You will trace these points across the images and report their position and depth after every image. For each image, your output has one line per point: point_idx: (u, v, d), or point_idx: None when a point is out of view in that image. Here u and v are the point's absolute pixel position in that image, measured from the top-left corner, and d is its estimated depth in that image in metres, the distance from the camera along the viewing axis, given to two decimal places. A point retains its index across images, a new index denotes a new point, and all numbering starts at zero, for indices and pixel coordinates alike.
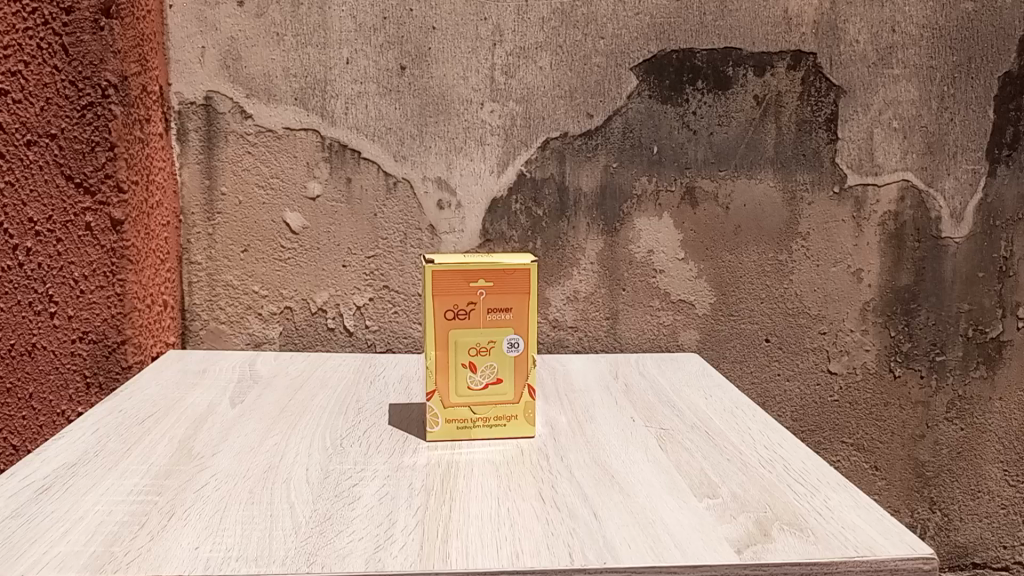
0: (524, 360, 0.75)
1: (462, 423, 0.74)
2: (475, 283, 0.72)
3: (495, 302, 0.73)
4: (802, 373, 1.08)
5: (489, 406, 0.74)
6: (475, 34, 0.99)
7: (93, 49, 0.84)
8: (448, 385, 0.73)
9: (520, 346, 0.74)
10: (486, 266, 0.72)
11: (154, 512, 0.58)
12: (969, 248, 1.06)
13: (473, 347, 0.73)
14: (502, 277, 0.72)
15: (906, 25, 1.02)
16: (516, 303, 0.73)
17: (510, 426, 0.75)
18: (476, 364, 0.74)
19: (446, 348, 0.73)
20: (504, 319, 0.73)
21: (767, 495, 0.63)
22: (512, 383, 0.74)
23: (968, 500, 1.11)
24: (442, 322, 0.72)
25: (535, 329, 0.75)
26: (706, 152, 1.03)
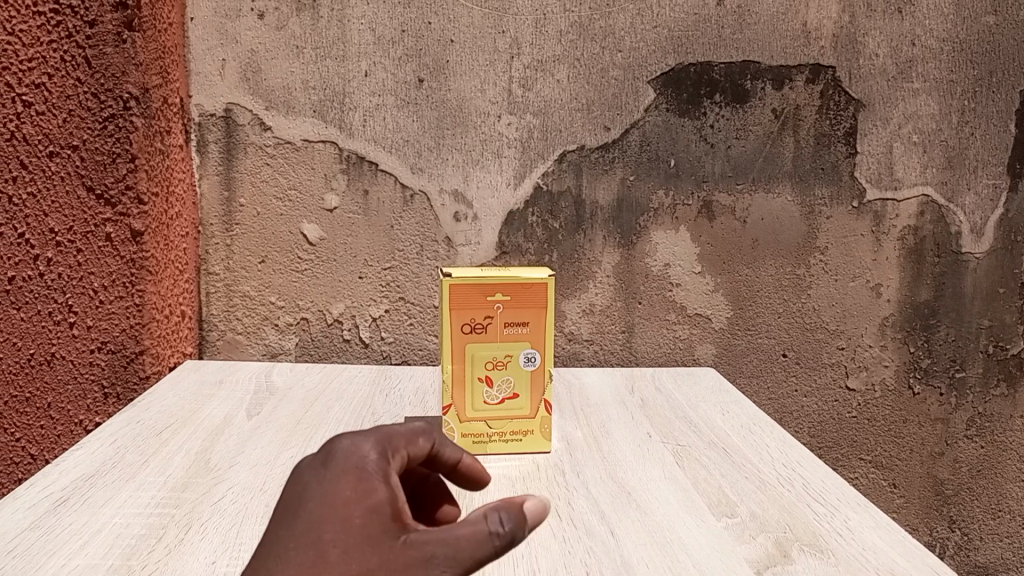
0: (541, 374, 0.75)
1: (478, 437, 0.74)
2: (492, 297, 0.72)
3: (511, 316, 0.73)
4: (820, 389, 1.07)
5: (505, 421, 0.74)
6: (493, 47, 0.99)
7: (115, 62, 0.85)
8: (464, 399, 0.73)
9: (537, 361, 0.74)
10: (504, 280, 0.72)
11: (171, 525, 0.58)
12: (989, 264, 1.05)
13: (489, 361, 0.73)
14: (519, 291, 0.72)
15: (926, 39, 1.01)
16: (533, 318, 0.73)
17: (526, 441, 0.74)
18: (492, 378, 0.73)
19: (463, 361, 0.73)
20: (521, 333, 0.73)
21: (787, 514, 0.63)
22: (528, 398, 0.74)
23: (988, 520, 1.10)
24: (459, 336, 0.72)
25: (552, 344, 0.74)
26: (723, 166, 1.02)
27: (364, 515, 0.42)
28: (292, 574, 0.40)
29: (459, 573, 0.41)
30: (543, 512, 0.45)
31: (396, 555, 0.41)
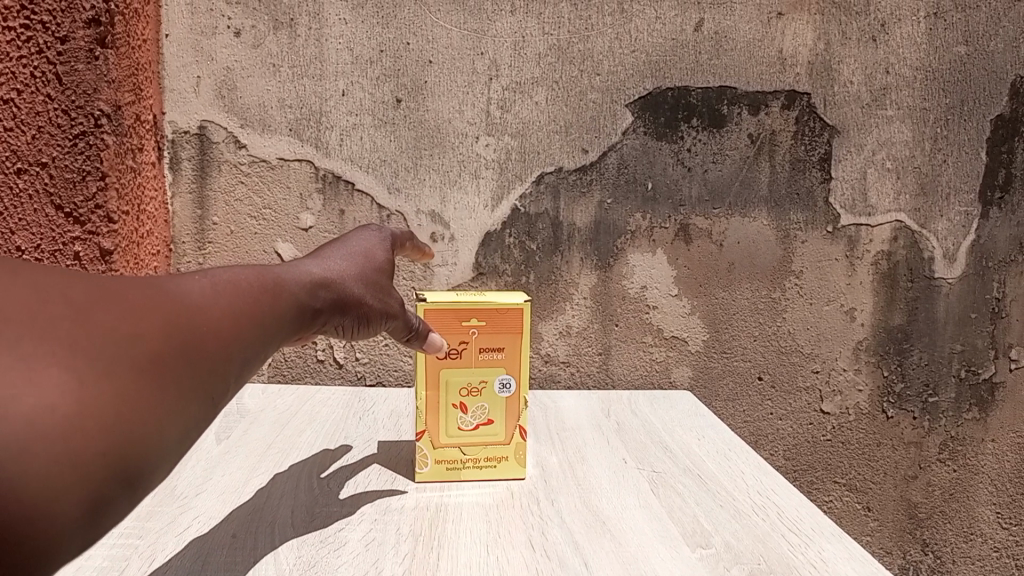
0: (516, 401, 0.74)
1: (452, 464, 0.73)
2: (467, 322, 0.71)
3: (487, 341, 0.72)
4: (795, 412, 1.08)
5: (480, 447, 0.73)
6: (471, 69, 0.99)
7: (87, 79, 0.84)
8: (438, 425, 0.72)
9: (512, 387, 0.74)
10: (479, 305, 0.71)
11: (133, 557, 0.57)
12: (961, 289, 1.06)
13: (464, 387, 0.72)
14: (494, 316, 0.72)
15: (900, 67, 1.03)
16: (509, 343, 0.73)
17: (500, 468, 0.74)
18: (467, 405, 0.73)
19: (437, 387, 0.72)
20: (496, 359, 0.73)
21: (761, 545, 0.62)
22: (503, 424, 0.74)
23: (960, 543, 1.10)
24: (433, 362, 0.72)
25: (527, 369, 0.74)
26: (700, 189, 1.03)
27: (383, 260, 0.68)
28: (345, 258, 0.64)
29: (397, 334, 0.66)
30: (442, 345, 0.70)
31: (389, 290, 0.66)
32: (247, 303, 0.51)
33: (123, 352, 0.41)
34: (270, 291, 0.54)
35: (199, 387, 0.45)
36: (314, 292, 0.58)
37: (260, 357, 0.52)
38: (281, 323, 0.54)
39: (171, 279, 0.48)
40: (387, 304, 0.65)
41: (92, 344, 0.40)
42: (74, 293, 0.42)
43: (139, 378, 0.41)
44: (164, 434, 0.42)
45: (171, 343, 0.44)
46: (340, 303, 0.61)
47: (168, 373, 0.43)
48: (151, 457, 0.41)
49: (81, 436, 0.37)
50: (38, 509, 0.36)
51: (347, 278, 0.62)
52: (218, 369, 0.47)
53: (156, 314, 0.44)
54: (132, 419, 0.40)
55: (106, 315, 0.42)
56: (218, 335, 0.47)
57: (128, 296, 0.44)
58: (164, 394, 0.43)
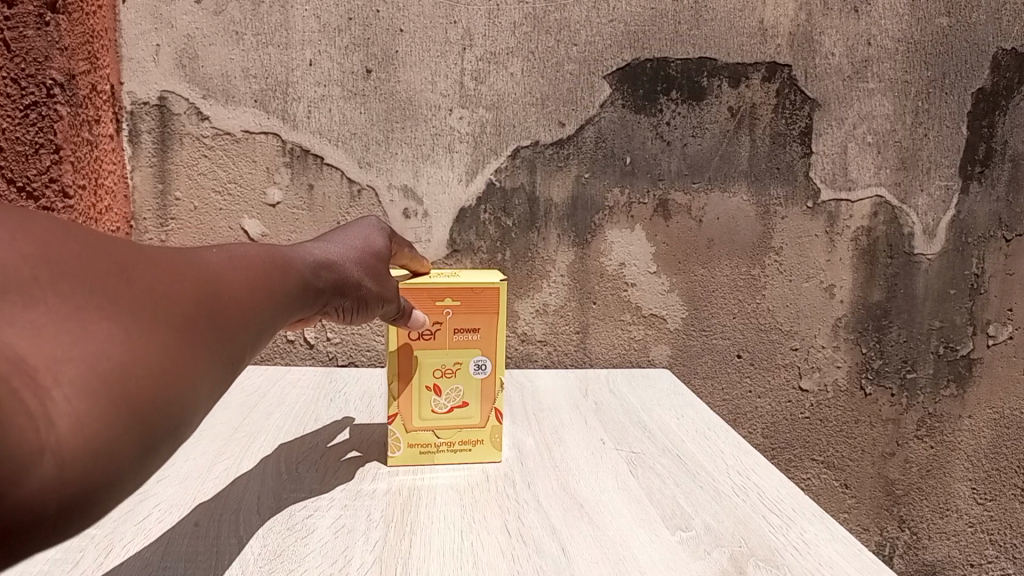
0: (492, 382, 0.72)
1: (425, 448, 0.71)
2: (441, 302, 0.69)
3: (461, 321, 0.70)
4: (774, 390, 1.07)
5: (454, 431, 0.71)
6: (444, 38, 0.95)
7: (37, 46, 0.79)
8: (411, 409, 0.70)
9: (487, 368, 0.72)
10: (453, 284, 0.69)
11: (89, 548, 0.55)
12: (941, 265, 1.05)
13: (438, 369, 0.70)
14: (469, 295, 0.70)
15: (882, 39, 1.01)
16: (484, 324, 0.71)
17: (475, 451, 0.72)
18: (441, 387, 0.71)
19: (409, 368, 0.70)
20: (471, 339, 0.71)
21: (742, 527, 0.61)
22: (478, 407, 0.72)
23: (936, 518, 1.11)
24: (405, 342, 0.69)
25: (503, 350, 0.72)
26: (679, 163, 1.01)
27: (382, 250, 0.67)
28: (345, 244, 0.63)
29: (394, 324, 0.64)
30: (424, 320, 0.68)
31: (386, 275, 0.65)
32: (261, 275, 0.49)
33: (164, 308, 0.39)
34: (278, 267, 0.52)
35: (229, 354, 0.43)
36: (318, 269, 0.57)
37: (273, 329, 0.50)
38: (290, 297, 0.52)
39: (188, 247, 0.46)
40: (384, 285, 0.64)
41: (136, 297, 0.38)
42: (111, 246, 0.39)
43: (182, 335, 0.39)
44: (200, 397, 0.40)
45: (205, 305, 0.42)
46: (340, 283, 0.59)
47: (205, 334, 0.41)
48: (189, 418, 0.39)
49: (135, 386, 0.35)
50: (101, 455, 0.33)
51: (347, 262, 0.61)
52: (245, 337, 0.45)
53: (186, 276, 0.42)
54: (179, 377, 0.38)
55: (144, 271, 0.39)
56: (239, 303, 0.45)
57: (158, 257, 0.42)
58: (203, 353, 0.40)
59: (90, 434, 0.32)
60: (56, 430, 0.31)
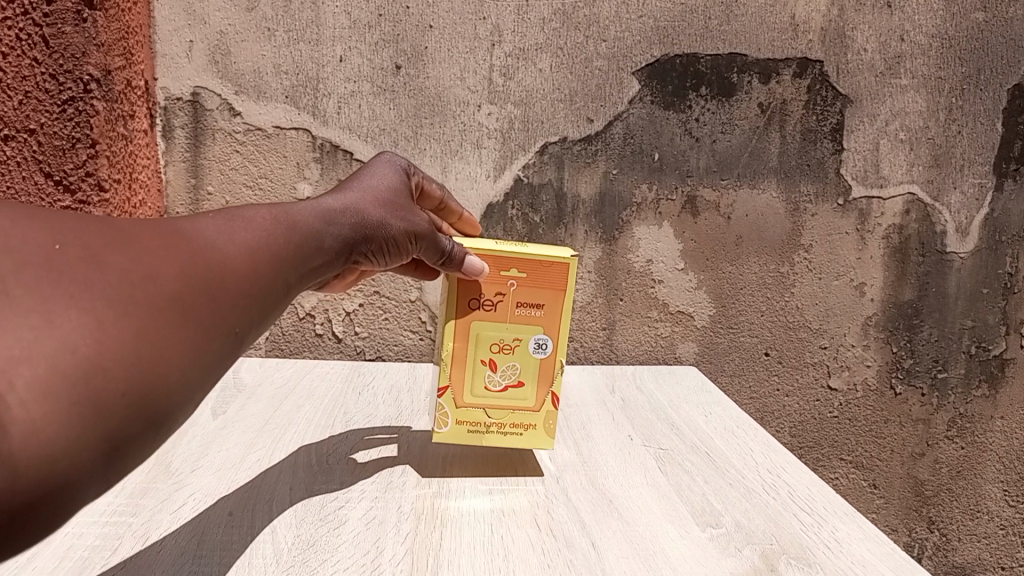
0: (551, 364, 0.71)
1: (475, 426, 0.70)
2: (506, 272, 0.69)
3: (524, 296, 0.69)
4: (802, 389, 1.06)
5: (507, 412, 0.71)
6: (473, 34, 0.96)
7: (75, 42, 0.81)
8: (464, 383, 0.70)
9: (547, 348, 0.71)
10: (520, 255, 0.68)
11: (127, 535, 0.56)
12: (973, 264, 1.04)
13: (495, 344, 0.70)
14: (535, 269, 0.69)
15: (915, 35, 0.99)
16: (548, 300, 0.70)
17: (527, 435, 0.71)
18: (497, 363, 0.70)
19: (466, 341, 0.70)
20: (533, 316, 0.70)
21: (773, 525, 0.61)
22: (533, 389, 0.71)
23: (967, 520, 1.09)
24: (464, 312, 0.69)
25: (566, 331, 0.71)
26: (708, 160, 1.00)
27: (400, 187, 0.66)
28: (362, 189, 0.63)
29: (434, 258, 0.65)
30: (480, 265, 0.66)
31: (413, 211, 0.65)
32: (263, 242, 0.50)
33: (143, 291, 0.40)
34: (285, 229, 0.52)
35: (223, 325, 0.44)
36: (333, 223, 0.58)
37: (285, 296, 0.51)
38: (302, 262, 0.53)
39: (189, 219, 0.48)
40: (412, 224, 0.64)
41: (111, 285, 0.39)
42: (92, 236, 0.41)
43: (163, 317, 0.41)
44: (191, 373, 0.42)
45: (191, 280, 0.43)
46: (365, 231, 0.60)
47: (192, 313, 0.42)
48: (176, 399, 0.41)
49: (103, 379, 0.37)
50: (66, 451, 0.35)
51: (364, 206, 0.61)
52: (244, 305, 0.46)
53: (175, 254, 0.43)
54: (157, 361, 0.40)
55: (125, 256, 0.41)
56: (238, 275, 0.46)
57: (146, 237, 0.43)
58: (191, 333, 0.42)
59: (50, 433, 0.35)
60: (11, 435, 0.33)
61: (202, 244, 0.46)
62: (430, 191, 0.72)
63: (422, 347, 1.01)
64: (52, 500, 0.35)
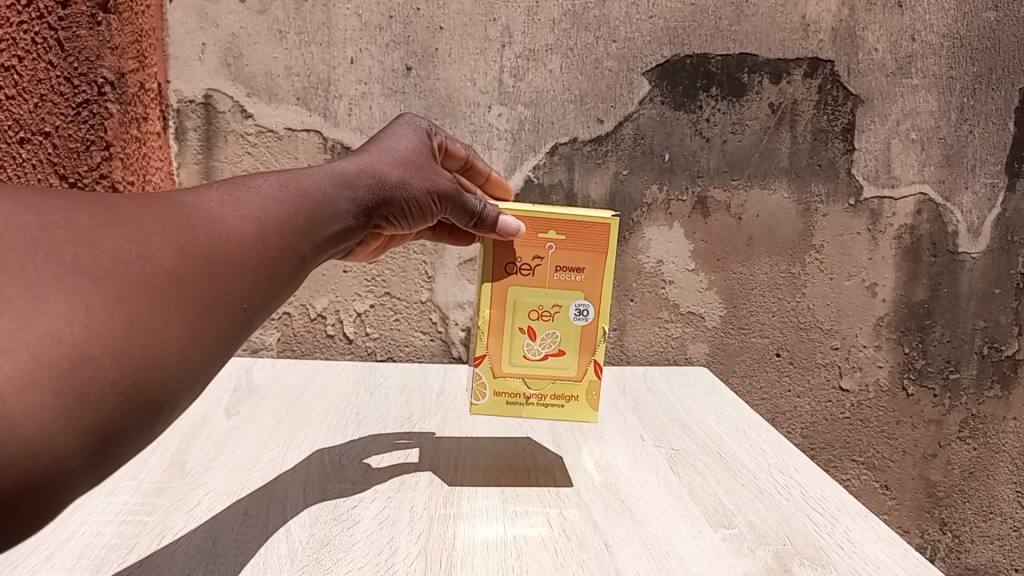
0: (592, 331, 0.71)
1: (513, 396, 0.72)
2: (544, 235, 0.70)
3: (564, 261, 0.70)
4: (813, 390, 1.06)
5: (546, 382, 0.72)
6: (484, 35, 0.96)
7: (89, 45, 0.81)
8: (502, 353, 0.71)
9: (588, 315, 0.71)
10: (558, 217, 0.69)
11: (144, 534, 0.56)
12: (985, 264, 1.03)
13: (535, 311, 0.71)
14: (574, 231, 0.69)
15: (927, 34, 0.99)
16: (589, 264, 0.70)
17: (569, 406, 0.72)
18: (536, 331, 0.71)
19: (504, 308, 0.71)
20: (574, 280, 0.70)
21: (785, 524, 0.61)
22: (574, 357, 0.71)
23: (979, 522, 1.09)
24: (502, 279, 0.70)
25: (608, 297, 0.71)
26: (719, 160, 1.00)
27: (420, 149, 0.68)
28: (383, 152, 0.65)
29: (464, 219, 0.68)
30: (516, 224, 0.67)
31: (436, 173, 0.67)
32: (266, 217, 0.50)
33: (137, 276, 0.41)
34: (291, 203, 0.53)
35: (224, 303, 0.45)
36: (349, 190, 0.59)
37: (292, 278, 0.51)
38: (309, 241, 0.53)
39: (192, 193, 0.48)
40: (435, 187, 0.66)
41: (102, 270, 0.40)
42: (86, 216, 0.42)
43: (158, 299, 0.41)
44: (191, 351, 0.42)
45: (188, 259, 0.44)
46: (387, 197, 0.62)
47: (190, 292, 0.43)
48: (176, 379, 0.42)
49: (90, 369, 0.37)
50: (57, 438, 0.36)
51: (384, 168, 0.63)
52: (246, 281, 0.47)
53: (172, 234, 0.44)
54: (149, 349, 0.40)
55: (118, 239, 0.42)
56: (239, 256, 0.47)
57: (143, 217, 0.44)
58: (185, 318, 0.42)
59: (40, 421, 0.35)
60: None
61: (201, 220, 0.46)
62: (454, 149, 0.74)
63: (433, 348, 1.01)
64: (36, 492, 0.36)
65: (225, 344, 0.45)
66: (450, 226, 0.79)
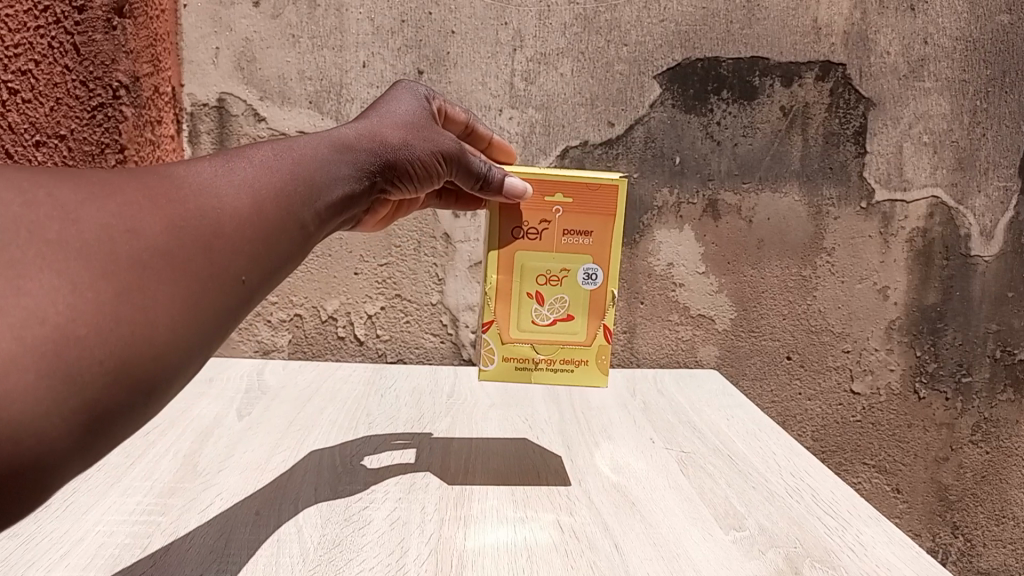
0: (600, 295, 0.73)
1: (522, 362, 0.73)
2: (552, 199, 0.71)
3: (572, 225, 0.71)
4: (824, 393, 1.05)
5: (555, 347, 0.73)
6: (495, 39, 0.96)
7: (105, 50, 0.83)
8: (511, 318, 0.73)
9: (596, 279, 0.72)
10: (566, 180, 0.70)
11: (156, 534, 0.57)
12: (998, 268, 1.03)
13: (542, 276, 0.72)
14: (582, 195, 0.71)
15: (939, 37, 0.99)
16: (596, 228, 0.71)
17: (578, 371, 0.74)
18: (544, 296, 0.72)
19: (512, 273, 0.72)
20: (582, 244, 0.72)
21: (797, 528, 0.61)
22: (582, 322, 0.73)
23: (992, 526, 1.08)
24: (509, 244, 0.71)
25: (615, 260, 0.72)
26: (730, 163, 1.00)
27: (420, 113, 0.67)
28: (385, 118, 0.64)
29: (471, 184, 0.68)
30: (523, 187, 0.68)
31: (439, 134, 0.66)
32: (261, 189, 0.49)
33: (125, 252, 0.41)
34: (288, 175, 0.52)
35: (219, 276, 0.45)
36: (349, 155, 0.58)
37: (290, 253, 0.50)
38: (309, 211, 0.52)
39: (183, 167, 0.48)
40: (439, 149, 0.65)
41: (89, 247, 0.40)
42: (70, 192, 0.42)
43: (149, 274, 0.41)
44: (185, 324, 0.42)
45: (180, 233, 0.43)
46: (389, 159, 0.61)
47: (183, 265, 0.43)
48: (171, 354, 0.41)
49: (76, 350, 0.37)
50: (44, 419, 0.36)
51: (385, 133, 0.62)
52: (243, 254, 0.46)
53: (159, 210, 0.43)
54: (140, 324, 0.40)
55: (106, 214, 0.41)
56: (235, 228, 0.46)
57: (129, 194, 0.43)
58: (175, 295, 0.42)
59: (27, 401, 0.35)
60: None
61: (193, 193, 0.46)
62: (452, 114, 0.72)
63: (443, 350, 1.02)
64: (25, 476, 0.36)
65: (223, 317, 0.45)
66: (457, 193, 0.79)
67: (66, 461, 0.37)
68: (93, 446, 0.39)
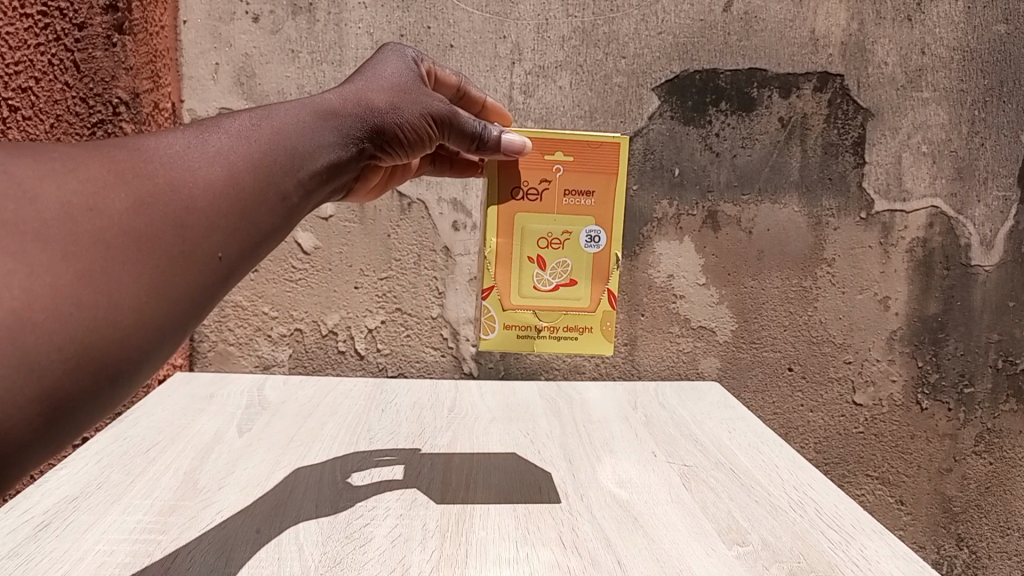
0: (603, 258, 0.74)
1: (524, 329, 0.74)
2: (552, 158, 0.71)
3: (573, 185, 0.72)
4: (826, 404, 1.05)
5: (557, 314, 0.75)
6: (493, 53, 0.97)
7: (105, 66, 0.84)
8: (513, 285, 0.74)
9: (598, 241, 0.73)
10: (565, 138, 0.71)
11: (156, 551, 0.56)
12: (999, 277, 1.03)
13: (543, 239, 0.73)
14: (582, 153, 0.71)
15: (936, 48, 0.99)
16: (597, 188, 0.72)
17: (582, 337, 0.76)
18: (545, 261, 0.73)
19: (511, 237, 0.73)
20: (584, 205, 0.72)
21: (800, 542, 0.60)
22: (584, 287, 0.74)
23: (997, 538, 1.07)
24: (510, 205, 0.72)
25: (617, 221, 0.73)
26: (729, 175, 1.00)
27: (405, 76, 0.65)
28: (367, 82, 0.63)
29: (466, 146, 0.66)
30: (520, 142, 0.68)
31: (427, 96, 0.65)
32: (235, 161, 0.49)
33: (88, 231, 0.41)
34: (264, 146, 0.51)
35: (191, 250, 0.44)
36: (331, 124, 0.57)
37: (271, 227, 0.50)
38: (290, 183, 0.52)
39: (152, 142, 0.47)
40: (430, 110, 0.64)
41: (48, 227, 0.39)
42: (31, 170, 0.41)
43: (114, 255, 0.41)
44: (155, 304, 0.42)
45: (145, 209, 0.43)
46: (377, 124, 0.60)
47: (149, 242, 0.43)
48: (140, 334, 0.41)
49: (35, 333, 0.37)
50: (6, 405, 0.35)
51: (368, 98, 0.61)
52: (217, 228, 0.46)
53: (126, 185, 0.43)
54: (105, 306, 0.40)
55: (69, 193, 0.41)
56: (207, 201, 0.46)
57: (93, 169, 0.43)
58: (144, 274, 0.42)
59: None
60: None
61: (162, 169, 0.46)
62: (443, 76, 0.71)
63: (444, 363, 1.02)
64: None
65: (198, 293, 0.45)
66: (451, 158, 0.79)
67: (26, 451, 0.37)
68: (59, 434, 0.38)
